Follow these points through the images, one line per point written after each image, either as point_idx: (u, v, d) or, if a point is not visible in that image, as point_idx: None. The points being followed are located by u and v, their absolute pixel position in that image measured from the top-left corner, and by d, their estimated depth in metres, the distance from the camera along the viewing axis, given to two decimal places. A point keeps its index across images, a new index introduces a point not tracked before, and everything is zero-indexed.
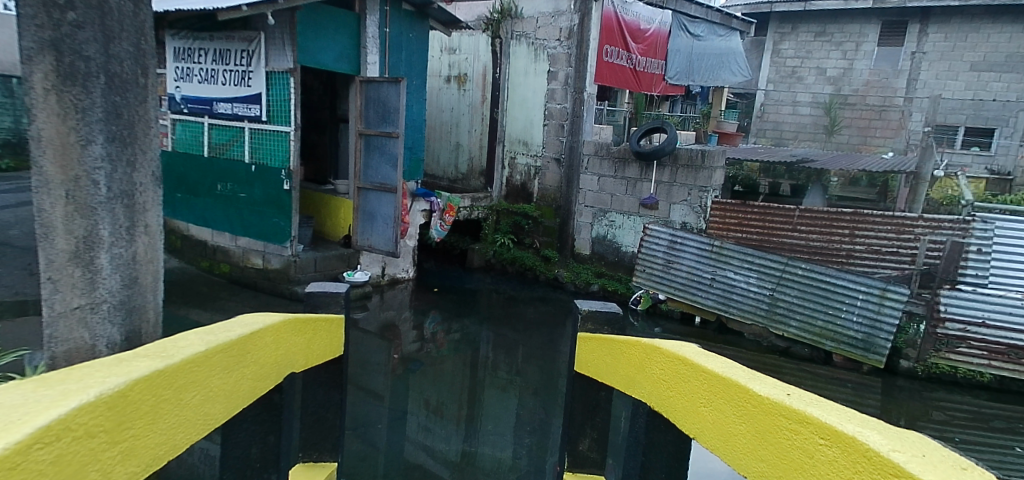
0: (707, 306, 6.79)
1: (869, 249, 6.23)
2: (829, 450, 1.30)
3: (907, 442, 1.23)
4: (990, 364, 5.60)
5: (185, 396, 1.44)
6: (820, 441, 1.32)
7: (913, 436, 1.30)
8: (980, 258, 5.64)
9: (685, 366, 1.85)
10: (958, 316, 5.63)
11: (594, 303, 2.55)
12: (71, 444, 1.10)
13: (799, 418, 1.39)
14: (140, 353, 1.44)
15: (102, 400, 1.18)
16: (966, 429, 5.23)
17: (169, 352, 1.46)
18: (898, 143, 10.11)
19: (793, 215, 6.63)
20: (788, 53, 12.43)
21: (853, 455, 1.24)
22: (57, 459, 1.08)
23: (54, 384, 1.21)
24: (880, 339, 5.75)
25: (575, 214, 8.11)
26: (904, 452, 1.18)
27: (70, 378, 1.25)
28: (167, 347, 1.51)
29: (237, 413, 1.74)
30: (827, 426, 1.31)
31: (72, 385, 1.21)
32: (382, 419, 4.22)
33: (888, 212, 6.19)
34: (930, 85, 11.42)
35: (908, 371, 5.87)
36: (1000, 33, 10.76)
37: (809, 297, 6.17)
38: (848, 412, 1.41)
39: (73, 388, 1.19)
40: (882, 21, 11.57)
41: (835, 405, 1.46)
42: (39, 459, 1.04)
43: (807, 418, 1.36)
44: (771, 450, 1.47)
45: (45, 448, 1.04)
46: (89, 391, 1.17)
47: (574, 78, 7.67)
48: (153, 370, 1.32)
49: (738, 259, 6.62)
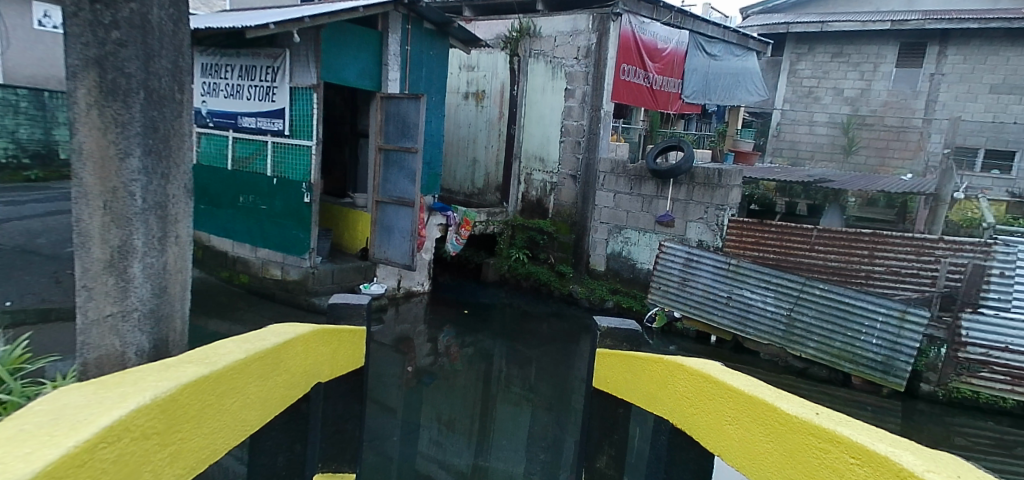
0: (723, 326, 6.73)
1: (888, 270, 6.15)
2: (861, 470, 1.30)
3: (940, 463, 1.24)
4: (1012, 389, 5.54)
5: (225, 402, 1.49)
6: (852, 461, 1.32)
7: (946, 457, 1.30)
8: (1003, 281, 5.60)
9: (710, 385, 1.85)
10: (979, 341, 5.61)
11: (612, 320, 2.59)
12: (131, 444, 1.15)
13: (830, 437, 1.38)
14: (183, 360, 1.49)
15: (156, 403, 1.22)
16: (990, 456, 5.11)
17: (211, 359, 1.51)
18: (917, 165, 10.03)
19: (811, 235, 6.57)
20: (805, 73, 12.39)
21: (886, 474, 1.24)
22: (118, 459, 1.11)
23: (113, 387, 1.26)
24: (900, 362, 5.68)
25: (590, 230, 8.12)
26: (939, 472, 1.18)
27: (125, 382, 1.30)
28: (208, 354, 1.56)
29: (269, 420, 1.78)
30: (860, 446, 1.31)
31: (130, 388, 1.25)
32: (396, 431, 4.23)
33: (908, 233, 6.12)
34: (949, 106, 11.35)
35: (928, 395, 5.81)
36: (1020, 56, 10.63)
37: (827, 318, 6.09)
38: (878, 432, 1.41)
39: (130, 390, 1.24)
40: (899, 43, 11.50)
41: (864, 425, 1.46)
42: (104, 457, 1.07)
43: (838, 438, 1.36)
44: (799, 469, 1.47)
45: (109, 447, 1.08)
46: (145, 394, 1.22)
47: (592, 96, 7.73)
48: (200, 376, 1.36)
49: (755, 278, 6.54)
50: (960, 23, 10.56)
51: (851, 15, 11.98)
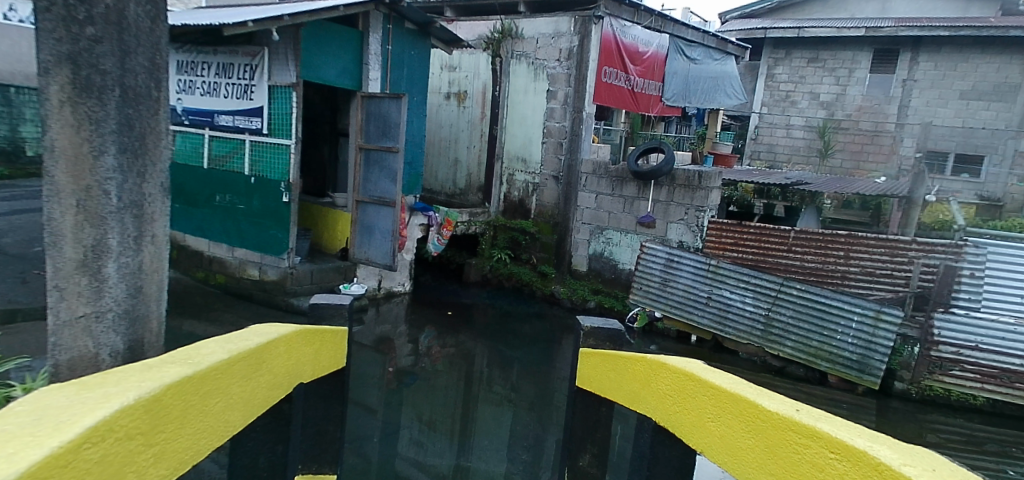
0: (702, 326, 6.81)
1: (863, 270, 6.29)
2: (840, 465, 1.32)
3: (916, 457, 1.26)
4: (982, 387, 5.70)
5: (208, 403, 1.47)
6: (831, 456, 1.35)
7: (922, 451, 1.32)
8: (972, 281, 5.78)
9: (692, 383, 1.86)
10: (951, 340, 5.75)
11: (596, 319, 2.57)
12: (113, 445, 1.13)
13: (810, 432, 1.40)
14: (166, 361, 1.46)
15: (139, 404, 1.20)
16: (960, 452, 5.25)
17: (194, 359, 1.48)
18: (890, 168, 10.97)
19: (788, 236, 6.67)
20: (781, 77, 12.53)
21: (864, 468, 1.26)
22: (101, 460, 1.09)
23: (94, 388, 1.23)
24: (874, 361, 5.82)
25: (572, 231, 8.15)
26: (916, 466, 1.21)
27: (107, 383, 1.27)
28: (190, 354, 1.53)
29: (251, 422, 1.76)
30: (838, 440, 1.33)
31: (111, 388, 1.23)
32: (377, 433, 4.20)
33: (882, 235, 6.26)
34: (920, 112, 11.58)
35: (902, 393, 5.99)
36: (988, 63, 10.91)
37: (804, 318, 6.20)
38: (855, 427, 1.43)
39: (113, 391, 1.21)
40: (873, 49, 11.68)
41: (843, 421, 1.48)
42: (88, 457, 1.05)
43: (817, 433, 1.39)
44: (780, 463, 1.49)
45: (92, 448, 1.06)
46: (128, 394, 1.19)
47: (574, 98, 7.76)
48: (183, 377, 1.34)
49: (734, 279, 6.62)
50: (930, 31, 10.79)
51: (826, 22, 12.21)
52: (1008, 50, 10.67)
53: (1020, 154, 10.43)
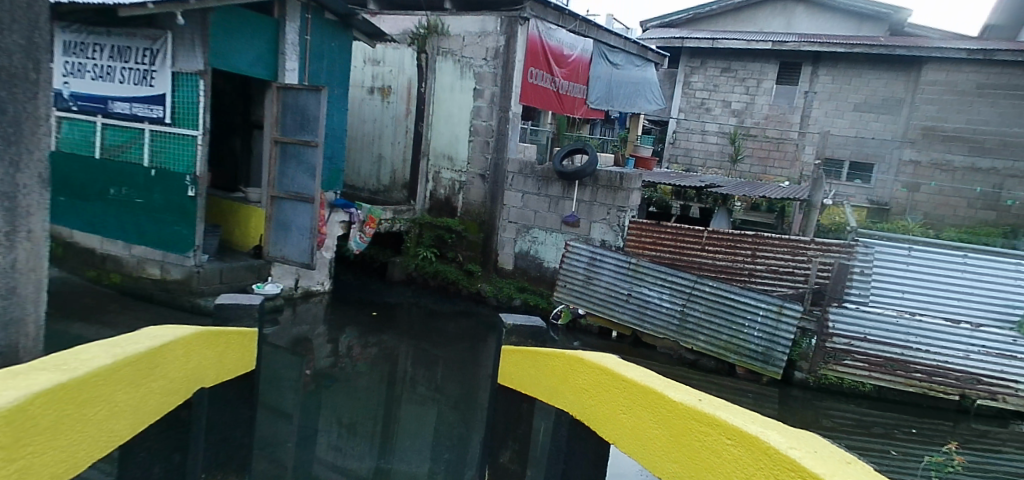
0: (623, 321, 7.06)
1: (768, 268, 6.76)
2: (734, 449, 1.42)
3: (799, 440, 1.37)
4: (870, 375, 6.35)
5: (88, 412, 1.38)
6: (726, 441, 1.45)
7: (805, 436, 1.45)
8: (864, 278, 6.46)
9: (609, 377, 1.98)
10: (844, 332, 6.34)
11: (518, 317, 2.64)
12: None
13: (709, 420, 1.51)
14: (37, 367, 1.36)
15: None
16: (850, 435, 5.76)
17: (70, 365, 1.39)
18: (792, 173, 12.32)
19: (702, 236, 7.04)
20: (697, 85, 13.16)
21: (754, 450, 1.36)
22: None
23: None
24: (777, 353, 6.28)
25: (498, 229, 8.21)
26: (799, 448, 1.31)
27: None
28: (68, 359, 1.42)
29: (138, 432, 1.67)
30: (732, 426, 1.44)
31: None
32: (292, 438, 4.05)
33: (785, 235, 6.75)
34: (820, 122, 12.32)
35: (801, 382, 6.49)
36: (877, 79, 11.76)
37: (715, 313, 6.59)
38: (750, 415, 1.55)
39: None
40: (779, 62, 12.44)
41: (740, 409, 1.60)
42: None
43: (715, 421, 1.49)
44: (683, 450, 1.60)
45: None
46: None
47: (501, 97, 7.82)
48: (55, 384, 1.26)
49: (653, 276, 6.91)
50: (828, 47, 11.63)
51: (738, 35, 12.96)
52: (894, 67, 11.55)
53: (903, 163, 11.55)
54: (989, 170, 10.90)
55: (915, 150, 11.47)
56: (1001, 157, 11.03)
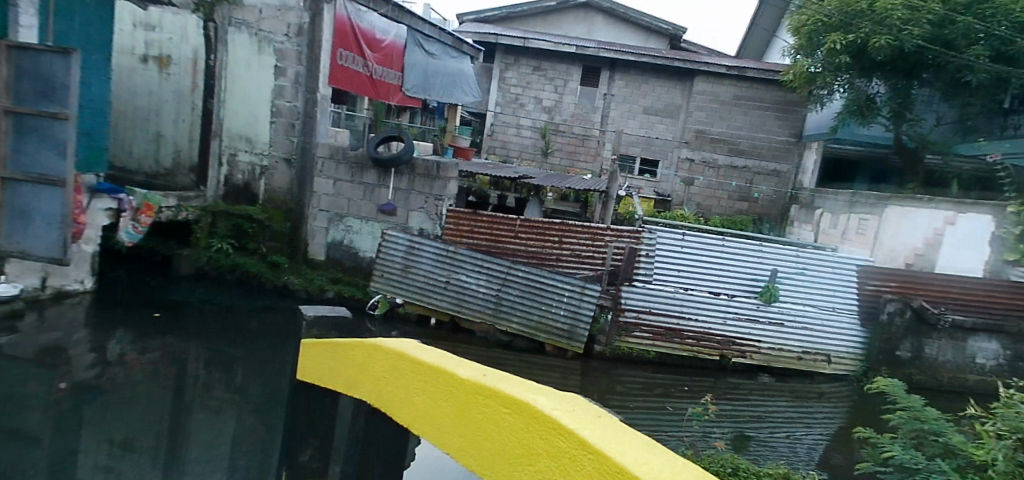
0: (441, 308, 7.20)
1: (572, 253, 7.43)
2: (507, 416, 1.48)
3: (563, 402, 1.47)
4: (653, 343, 7.39)
5: None
6: (502, 410, 1.50)
7: (573, 401, 1.56)
8: (648, 261, 7.47)
9: (405, 361, 1.97)
10: (635, 305, 7.32)
11: (320, 309, 2.72)
12: None
13: (489, 392, 1.57)
14: None
15: None
16: (637, 397, 6.61)
17: None
18: (594, 167, 13.71)
19: (515, 224, 7.44)
20: (511, 81, 13.81)
21: (521, 416, 1.42)
22: None
23: None
24: (579, 330, 6.91)
25: (308, 218, 7.80)
26: (560, 407, 1.39)
27: None
28: None
29: None
30: (506, 395, 1.50)
31: None
32: (38, 466, 3.40)
33: (586, 223, 7.48)
34: (616, 122, 13.69)
35: (599, 354, 7.27)
36: (660, 86, 13.45)
37: (527, 296, 7.05)
38: (527, 384, 1.65)
39: None
40: (582, 66, 13.60)
41: (520, 380, 1.69)
42: None
43: (493, 392, 1.54)
44: (467, 425, 1.64)
45: None
46: None
47: (307, 77, 7.41)
48: None
49: (470, 263, 7.17)
50: (622, 55, 13.01)
51: (547, 37, 13.87)
52: (672, 78, 13.34)
53: (682, 160, 13.41)
54: (743, 168, 13.22)
55: (690, 150, 13.31)
56: (750, 158, 13.20)
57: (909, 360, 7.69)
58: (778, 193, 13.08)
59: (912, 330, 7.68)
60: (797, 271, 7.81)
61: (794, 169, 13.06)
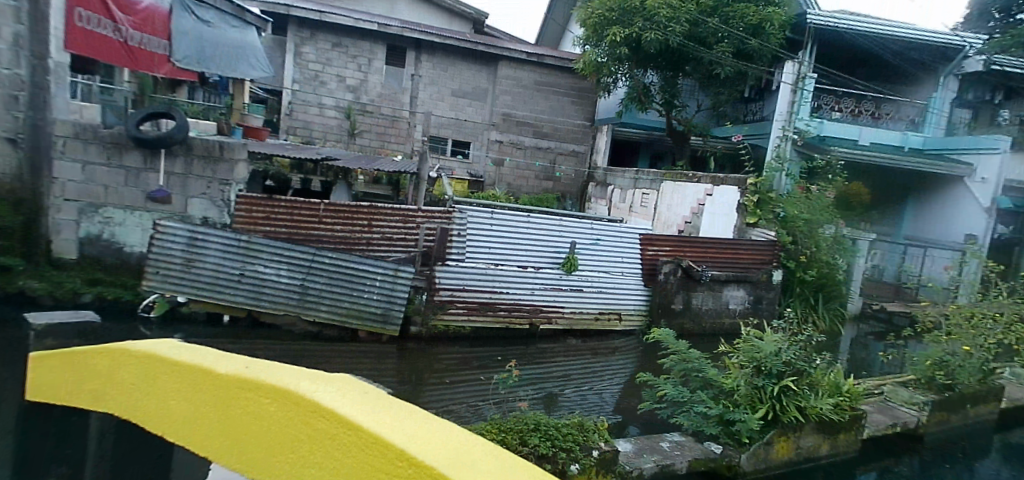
0: (236, 303, 6.62)
1: (383, 236, 7.25)
2: (310, 431, 1.23)
3: (377, 411, 1.28)
4: (468, 318, 7.66)
5: None
6: (305, 425, 1.24)
7: (385, 407, 1.38)
8: (460, 240, 7.66)
9: (164, 367, 1.53)
10: (448, 284, 7.50)
11: (58, 314, 2.47)
12: None
13: (287, 401, 1.27)
14: None
15: None
16: (456, 371, 6.74)
17: None
18: (405, 148, 13.67)
19: (318, 208, 6.97)
20: (309, 57, 12.97)
21: (332, 431, 1.19)
22: None
23: None
24: (394, 313, 6.97)
25: (49, 211, 6.62)
26: (378, 420, 1.20)
27: None
28: None
29: None
30: (313, 405, 1.23)
31: None
32: None
33: (396, 205, 7.34)
34: (426, 103, 13.72)
35: (415, 335, 7.33)
36: (467, 69, 13.79)
37: (335, 283, 6.83)
38: (334, 388, 1.40)
39: None
40: (386, 45, 13.32)
41: (325, 383, 1.43)
42: None
43: (295, 402, 1.26)
44: (254, 443, 1.32)
45: None
46: None
47: (29, 39, 6.31)
48: None
49: (268, 252, 6.72)
50: (426, 35, 13.07)
51: (346, 11, 13.26)
52: (476, 61, 13.76)
53: (492, 142, 13.99)
54: (547, 149, 14.20)
55: (498, 132, 13.94)
56: (553, 140, 14.25)
57: (681, 311, 9.03)
58: (577, 172, 14.39)
59: (682, 285, 9.03)
60: (593, 241, 8.68)
61: (590, 149, 14.46)
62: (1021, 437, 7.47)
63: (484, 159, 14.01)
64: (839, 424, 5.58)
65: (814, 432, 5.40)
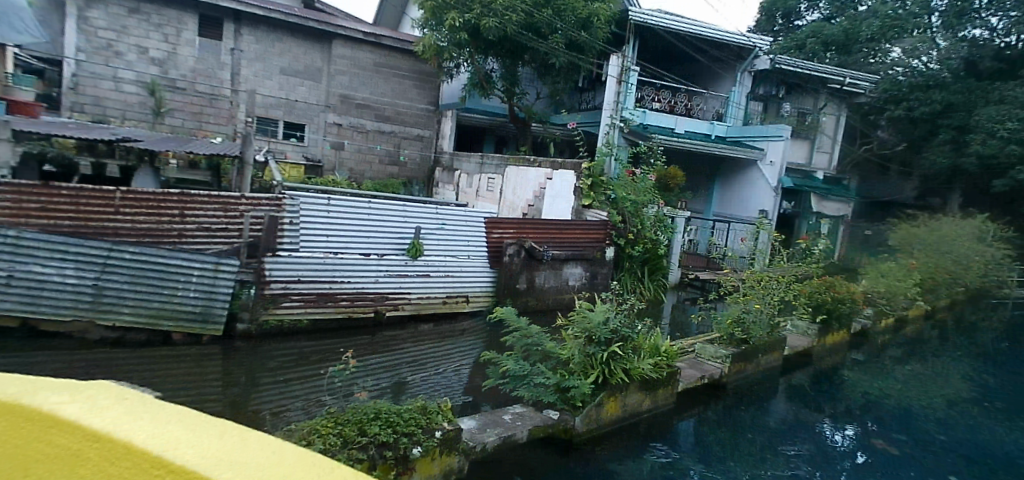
0: (3, 312, 5.65)
1: (199, 227, 6.59)
2: None
3: (75, 391, 1.18)
4: (306, 311, 7.23)
5: None
6: None
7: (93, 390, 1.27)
8: (293, 228, 7.18)
9: None
10: (280, 277, 7.00)
11: None
12: None
13: None
14: None
15: None
16: (293, 368, 6.31)
17: None
18: (227, 130, 12.55)
19: (114, 197, 6.09)
20: (98, 23, 11.24)
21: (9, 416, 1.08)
22: None
23: None
24: (216, 310, 6.51)
25: None
26: (65, 396, 1.12)
27: None
28: None
29: None
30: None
31: None
32: None
33: (213, 191, 6.69)
34: (250, 81, 12.68)
35: (244, 333, 6.75)
36: (297, 46, 12.95)
37: (139, 281, 6.15)
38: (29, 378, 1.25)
39: None
40: (198, 14, 11.98)
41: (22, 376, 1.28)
42: None
43: None
44: None
45: None
46: None
47: None
48: None
49: (45, 250, 5.76)
50: (247, 7, 12.06)
51: None
52: (306, 38, 12.98)
53: (328, 125, 13.37)
54: (390, 133, 13.98)
55: (335, 114, 13.37)
56: (394, 124, 14.04)
57: (525, 290, 9.45)
58: (423, 156, 14.37)
59: (525, 266, 9.41)
60: (438, 226, 8.67)
61: (434, 134, 14.49)
62: (798, 378, 9.02)
63: (321, 142, 13.34)
64: (658, 382, 6.29)
65: (638, 390, 6.04)
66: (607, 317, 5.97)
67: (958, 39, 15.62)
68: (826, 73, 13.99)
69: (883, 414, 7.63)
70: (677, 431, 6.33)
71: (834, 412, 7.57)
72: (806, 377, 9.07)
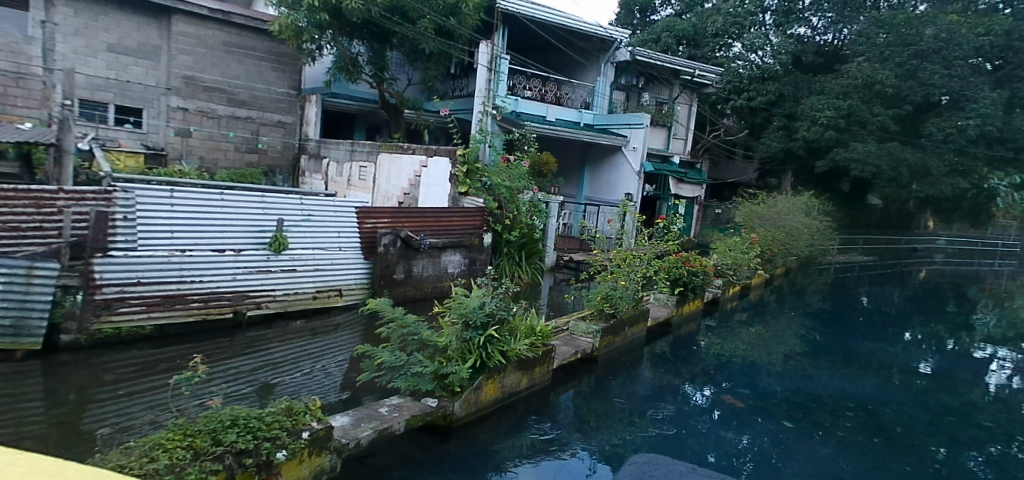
0: None
1: (5, 227, 5.65)
2: None
3: None
4: (149, 315, 6.56)
5: None
6: None
7: None
8: (127, 223, 6.41)
9: None
10: (114, 280, 6.27)
11: None
12: None
13: None
14: None
15: None
16: (134, 380, 5.69)
17: None
18: (41, 115, 10.83)
19: None
20: None
21: None
22: None
23: None
24: (32, 321, 5.71)
25: None
26: None
27: None
28: None
29: None
30: None
31: None
32: None
33: (22, 186, 5.80)
34: (68, 59, 11.20)
35: (71, 344, 5.99)
36: (126, 22, 11.64)
37: None
38: None
39: None
40: None
41: None
42: None
43: None
44: None
45: None
46: None
47: None
48: None
49: None
50: None
51: None
52: (138, 13, 11.69)
53: (172, 110, 12.14)
54: (247, 119, 13.04)
55: (181, 98, 12.21)
56: (252, 109, 13.11)
57: (403, 280, 9.23)
58: (286, 144, 13.57)
59: (402, 255, 9.20)
60: (303, 218, 8.25)
61: (299, 120, 13.71)
62: (662, 346, 9.84)
63: (163, 128, 12.17)
64: (534, 361, 6.52)
65: (515, 371, 6.20)
66: (483, 301, 5.88)
67: (786, 36, 18.18)
68: (679, 65, 15.33)
69: (731, 371, 8.61)
70: (555, 406, 6.61)
71: (691, 374, 8.32)
72: (668, 345, 9.90)
